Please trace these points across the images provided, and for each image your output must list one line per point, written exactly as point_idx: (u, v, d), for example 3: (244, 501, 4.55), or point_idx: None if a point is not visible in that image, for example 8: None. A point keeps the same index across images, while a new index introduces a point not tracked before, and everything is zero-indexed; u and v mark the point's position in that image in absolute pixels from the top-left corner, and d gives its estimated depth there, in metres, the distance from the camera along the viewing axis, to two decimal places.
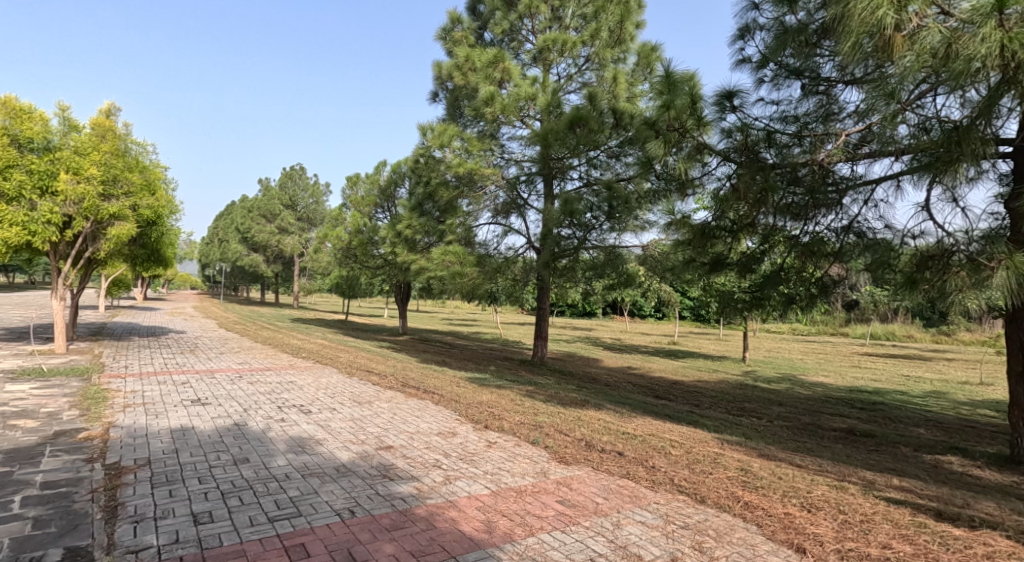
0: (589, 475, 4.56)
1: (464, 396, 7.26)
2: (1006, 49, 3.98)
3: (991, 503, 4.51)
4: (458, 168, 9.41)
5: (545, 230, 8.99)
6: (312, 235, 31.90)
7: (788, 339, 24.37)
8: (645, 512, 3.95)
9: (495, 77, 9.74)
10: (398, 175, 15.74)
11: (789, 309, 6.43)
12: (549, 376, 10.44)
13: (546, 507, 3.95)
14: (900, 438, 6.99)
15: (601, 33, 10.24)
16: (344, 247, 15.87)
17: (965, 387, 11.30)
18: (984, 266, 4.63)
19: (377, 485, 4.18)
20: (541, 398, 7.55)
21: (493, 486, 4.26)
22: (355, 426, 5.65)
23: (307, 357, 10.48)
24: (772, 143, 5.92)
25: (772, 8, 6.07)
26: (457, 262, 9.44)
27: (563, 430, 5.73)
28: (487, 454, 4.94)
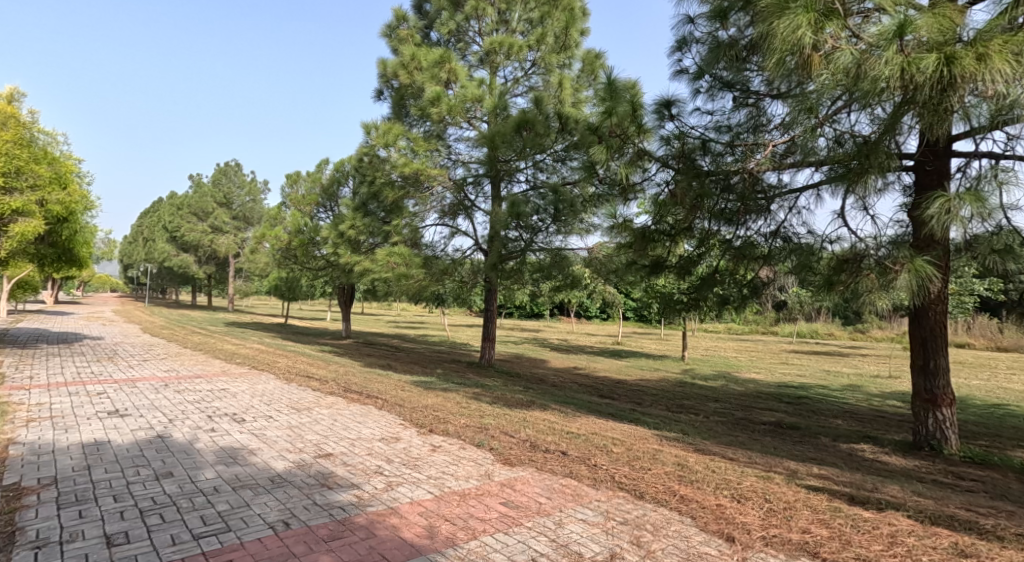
0: (533, 476, 4.75)
1: (409, 400, 7.35)
2: (906, 72, 4.25)
3: (895, 486, 4.94)
4: (404, 168, 9.40)
5: (492, 232, 9.15)
6: (249, 235, 31.20)
7: (723, 337, 25.50)
8: (586, 510, 4.17)
9: (441, 77, 9.85)
10: (341, 174, 15.66)
11: (724, 309, 6.86)
12: (497, 378, 10.63)
13: (490, 509, 4.12)
14: (822, 429, 7.47)
15: (547, 39, 10.58)
16: (285, 248, 15.60)
17: (882, 380, 12.15)
18: (890, 268, 5.06)
19: (315, 495, 4.26)
20: (488, 400, 7.73)
21: (437, 490, 4.41)
22: (293, 434, 5.69)
23: (242, 363, 10.31)
24: (706, 151, 6.26)
25: (705, 23, 6.44)
26: (402, 264, 9.42)
27: (508, 432, 5.92)
28: (431, 458, 5.08)
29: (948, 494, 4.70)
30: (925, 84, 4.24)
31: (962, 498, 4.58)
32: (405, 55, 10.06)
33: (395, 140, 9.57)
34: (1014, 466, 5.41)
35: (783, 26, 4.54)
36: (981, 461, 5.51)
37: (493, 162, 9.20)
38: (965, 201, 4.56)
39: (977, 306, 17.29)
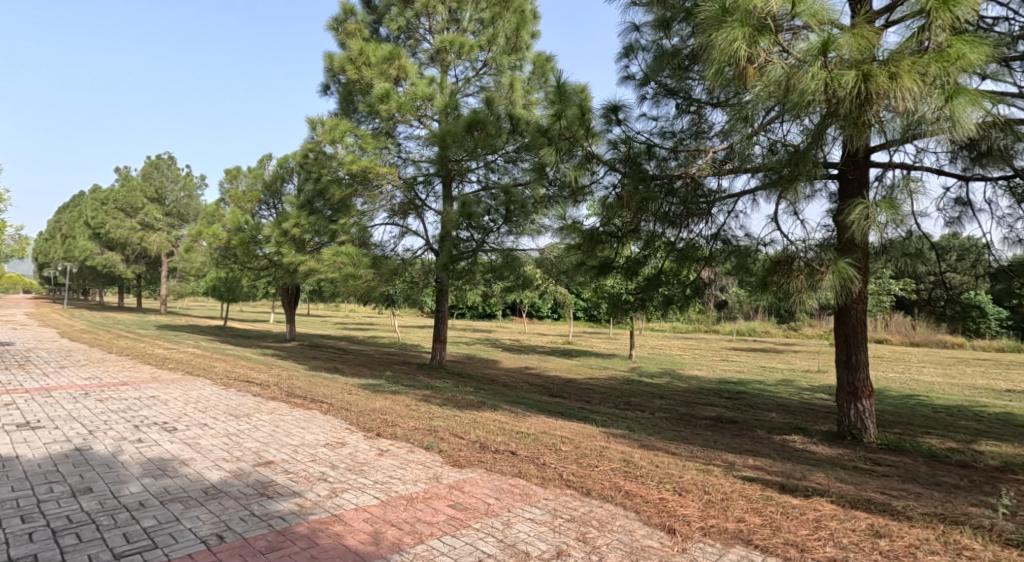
0: (481, 477, 4.86)
1: (356, 403, 7.42)
2: (829, 86, 4.44)
3: (820, 474, 5.29)
4: (352, 165, 9.33)
5: (443, 233, 9.23)
6: (183, 232, 30.29)
7: (667, 335, 26.36)
8: (534, 509, 4.25)
9: (390, 73, 9.87)
10: (285, 170, 15.46)
11: (668, 309, 7.14)
12: (448, 379, 10.70)
13: (437, 512, 4.18)
14: (757, 423, 7.87)
15: (498, 39, 10.76)
16: (224, 247, 15.16)
17: (812, 374, 12.87)
18: (817, 270, 5.42)
19: (252, 506, 4.25)
20: (437, 402, 7.86)
21: (383, 495, 4.46)
22: (230, 443, 5.66)
23: (175, 369, 10.06)
24: (652, 156, 6.51)
25: (650, 32, 6.75)
26: (350, 264, 9.42)
27: (458, 433, 6.05)
28: (378, 463, 5.15)
29: (866, 479, 5.06)
30: (846, 98, 4.41)
31: (878, 482, 4.93)
32: (353, 50, 9.98)
33: (342, 137, 9.58)
34: (924, 452, 5.88)
35: (720, 39, 4.69)
36: (896, 448, 5.98)
37: (445, 161, 9.30)
38: (882, 208, 4.94)
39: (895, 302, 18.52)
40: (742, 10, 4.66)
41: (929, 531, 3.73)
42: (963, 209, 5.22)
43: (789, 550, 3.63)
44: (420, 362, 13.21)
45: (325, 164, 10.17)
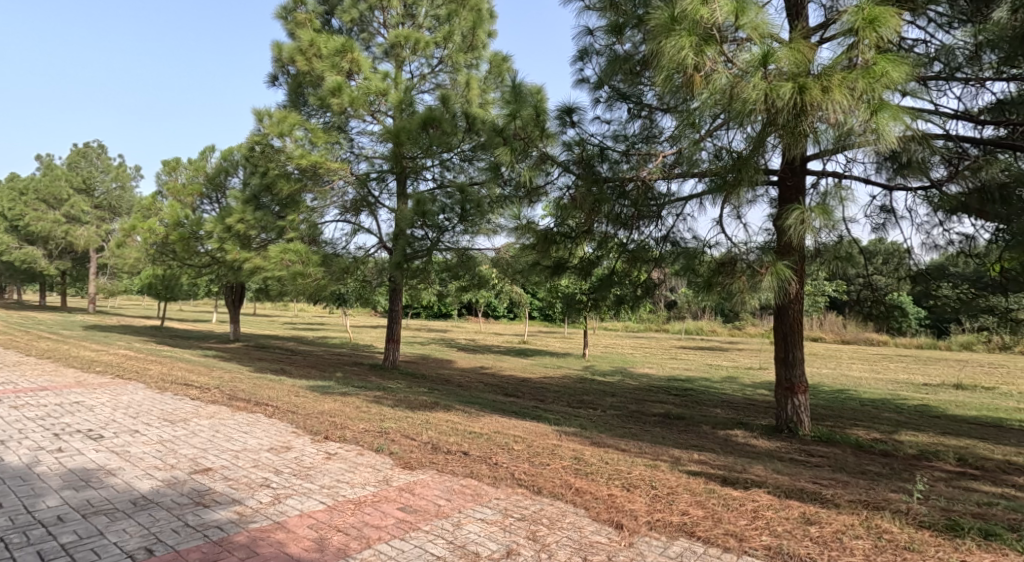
0: (433, 478, 4.72)
1: (304, 406, 7.33)
2: (770, 96, 4.64)
3: (759, 466, 5.49)
4: (301, 159, 9.23)
5: (397, 230, 9.14)
6: (115, 226, 29.17)
7: (620, 334, 26.89)
8: (485, 509, 4.11)
9: (342, 66, 9.81)
10: (229, 164, 15.14)
11: (620, 309, 7.36)
12: (401, 380, 10.75)
13: (386, 516, 4.00)
14: (704, 418, 8.15)
15: (454, 37, 10.82)
16: (162, 242, 14.66)
17: (755, 371, 13.39)
18: (758, 271, 5.66)
19: (187, 516, 3.97)
20: (389, 404, 7.84)
21: (330, 500, 4.26)
22: (164, 450, 5.40)
23: (102, 373, 9.66)
24: (604, 158, 6.69)
25: (604, 37, 6.95)
26: (298, 262, 9.31)
27: (409, 435, 6.01)
28: (325, 467, 4.99)
29: (800, 470, 5.33)
30: (784, 108, 4.61)
31: (811, 473, 5.21)
32: (303, 41, 9.92)
33: (291, 130, 9.43)
34: (852, 442, 6.25)
35: (669, 47, 4.85)
36: (827, 439, 6.35)
37: (399, 159, 9.30)
38: (815, 214, 5.24)
39: (829, 301, 19.49)
40: (688, 20, 4.84)
41: (853, 517, 3.75)
42: (887, 216, 5.58)
43: (728, 540, 3.55)
44: (372, 363, 13.15)
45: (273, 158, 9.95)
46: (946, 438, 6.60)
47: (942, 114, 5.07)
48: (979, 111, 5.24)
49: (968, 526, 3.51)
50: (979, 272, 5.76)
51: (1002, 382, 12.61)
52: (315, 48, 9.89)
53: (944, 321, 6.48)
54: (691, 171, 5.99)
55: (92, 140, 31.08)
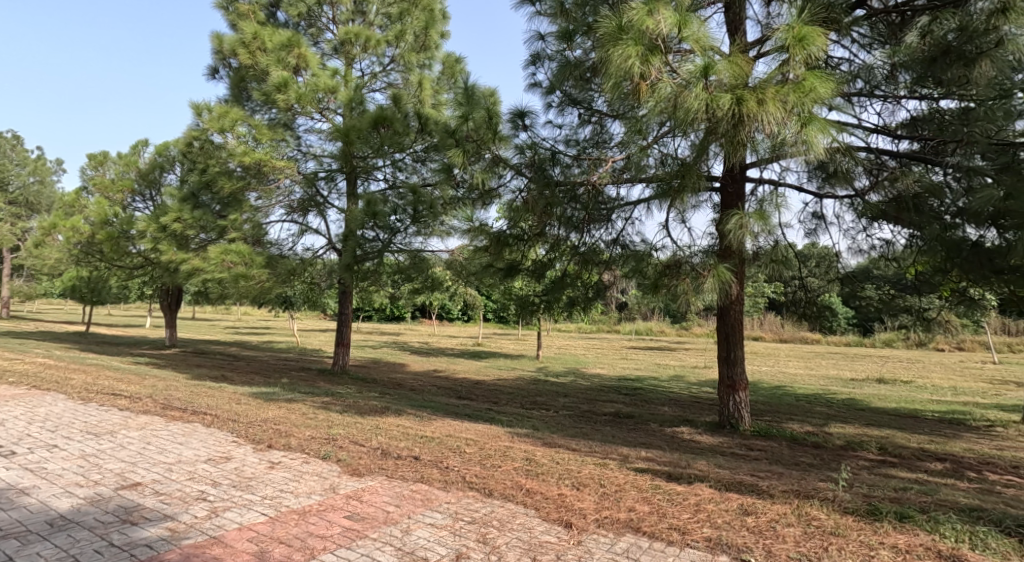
0: (382, 484, 4.76)
1: (247, 414, 7.23)
2: (711, 106, 4.84)
3: (703, 461, 5.71)
4: (244, 157, 9.06)
5: (347, 232, 9.06)
6: (33, 224, 27.74)
7: (574, 336, 27.27)
8: (435, 513, 4.17)
9: (289, 62, 9.57)
10: (165, 160, 14.71)
11: (573, 310, 7.54)
12: (351, 384, 10.70)
13: (332, 524, 4.00)
14: (652, 417, 8.43)
15: (406, 36, 10.83)
16: (88, 241, 13.88)
17: (700, 370, 13.87)
18: (701, 274, 5.89)
19: (112, 536, 3.86)
20: (337, 409, 7.81)
21: (272, 511, 4.22)
22: (87, 465, 5.22)
23: (20, 384, 9.23)
24: (556, 162, 6.79)
25: (555, 42, 7.12)
26: (241, 263, 9.13)
27: (358, 441, 6.00)
28: (268, 477, 4.93)
29: (740, 464, 5.59)
30: (723, 118, 4.85)
31: (750, 466, 5.47)
32: (247, 34, 9.74)
33: (233, 126, 9.26)
34: (787, 436, 6.59)
35: (616, 55, 4.98)
36: (765, 434, 6.67)
37: (349, 158, 9.26)
38: (753, 219, 5.52)
39: (766, 300, 20.41)
40: (635, 30, 4.98)
41: (786, 506, 3.98)
42: (818, 222, 5.91)
43: (671, 533, 3.72)
44: (321, 368, 13.03)
45: (214, 155, 9.73)
46: (870, 429, 7.04)
47: (865, 128, 5.43)
48: (897, 126, 5.62)
49: (886, 510, 3.78)
50: (899, 275, 6.17)
51: (920, 375, 13.51)
52: (260, 42, 9.73)
53: (869, 321, 6.91)
54: (638, 176, 6.18)
55: (7, 131, 29.51)
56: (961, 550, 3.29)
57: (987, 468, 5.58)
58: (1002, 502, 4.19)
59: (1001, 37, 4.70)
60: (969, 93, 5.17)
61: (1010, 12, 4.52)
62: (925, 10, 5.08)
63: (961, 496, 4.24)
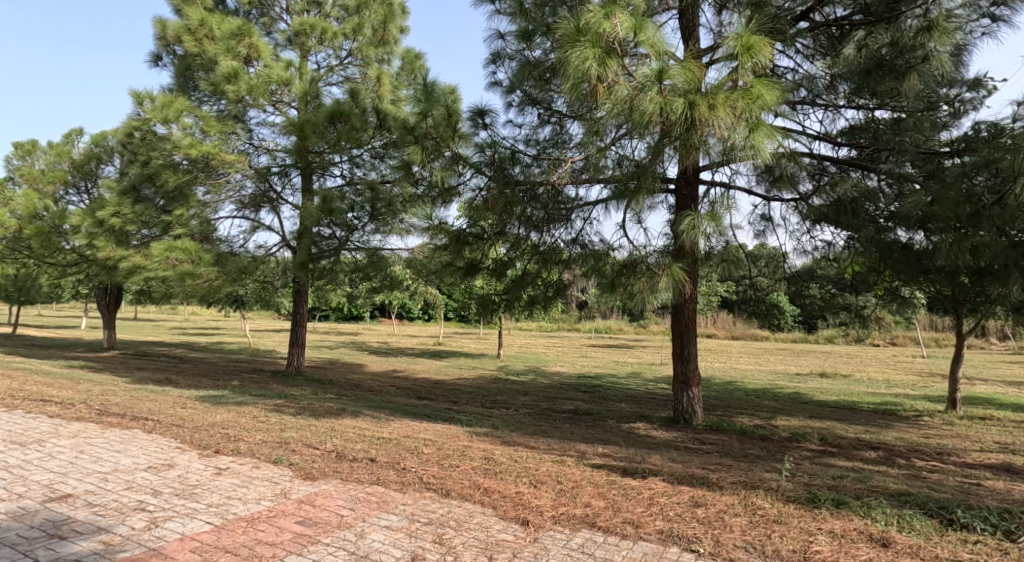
0: (336, 488, 4.73)
1: (193, 419, 7.07)
2: (666, 110, 4.98)
3: (657, 456, 5.88)
4: (191, 149, 8.73)
5: (302, 228, 8.92)
6: None
7: (534, 334, 27.49)
8: (391, 516, 4.18)
9: (239, 51, 9.34)
10: (103, 150, 14.32)
11: (533, 309, 7.63)
12: (306, 386, 10.58)
13: (283, 531, 3.94)
14: (610, 413, 8.62)
15: (364, 30, 10.76)
16: (14, 236, 12.80)
17: (656, 367, 14.20)
18: (656, 273, 6.05)
19: (38, 552, 3.66)
20: (291, 412, 7.73)
21: (218, 520, 4.11)
22: (13, 477, 4.99)
23: None
24: (516, 161, 6.87)
25: (514, 41, 7.21)
26: (187, 260, 8.81)
27: (312, 445, 5.95)
28: (214, 483, 4.80)
29: (692, 458, 5.78)
30: (676, 121, 5.00)
31: (701, 459, 5.67)
32: (192, 21, 9.51)
33: (178, 117, 8.94)
34: (737, 429, 6.82)
35: (574, 57, 5.08)
36: (717, 428, 6.90)
37: (303, 152, 9.17)
38: (705, 219, 5.70)
39: (718, 299, 20.98)
40: (592, 32, 5.09)
41: (734, 497, 4.16)
42: (767, 224, 6.15)
43: (626, 527, 3.83)
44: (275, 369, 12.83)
45: (155, 146, 9.34)
46: (812, 421, 7.36)
47: (808, 134, 5.67)
48: (837, 133, 5.88)
49: (824, 498, 4.00)
50: (839, 275, 6.48)
51: (857, 370, 14.18)
52: (207, 29, 9.54)
53: (813, 319, 7.23)
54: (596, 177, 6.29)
55: None
56: (889, 532, 3.50)
57: (917, 455, 5.92)
58: (926, 487, 4.48)
59: (928, 54, 5.06)
60: (900, 104, 5.49)
61: (933, 30, 4.95)
62: (861, 25, 5.36)
63: (892, 483, 4.51)
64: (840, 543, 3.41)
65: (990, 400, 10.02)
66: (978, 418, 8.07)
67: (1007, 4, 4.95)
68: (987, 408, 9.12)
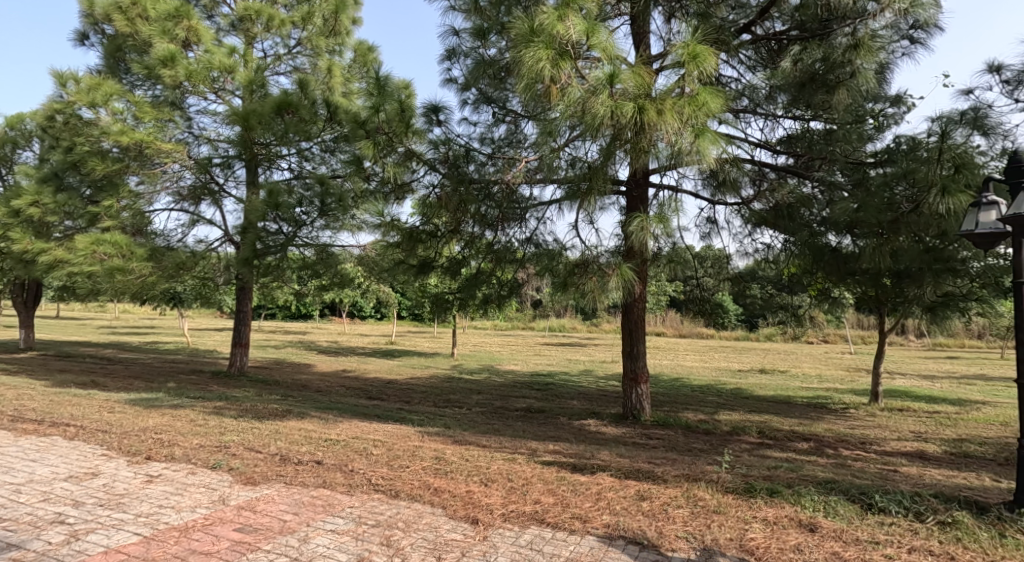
0: (279, 492, 4.70)
1: (122, 424, 6.87)
2: (617, 113, 5.11)
3: (606, 451, 6.04)
4: (122, 136, 8.37)
5: (246, 223, 8.62)
6: None
7: (489, 333, 27.53)
8: (337, 519, 4.19)
9: (176, 33, 9.08)
10: (19, 134, 13.58)
11: (487, 307, 7.69)
12: (249, 387, 10.37)
13: (220, 539, 3.89)
14: (561, 410, 8.77)
15: (314, 19, 10.59)
16: None
17: (607, 364, 14.48)
18: (606, 273, 6.19)
19: None
20: (232, 415, 7.60)
21: (147, 530, 4.02)
22: None
23: None
24: (470, 159, 6.94)
25: (470, 39, 7.25)
26: (116, 256, 8.32)
27: (253, 448, 5.87)
28: (144, 492, 4.70)
29: (640, 452, 5.96)
30: (626, 125, 5.14)
31: (648, 454, 5.86)
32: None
33: (106, 101, 8.62)
34: (683, 425, 7.05)
35: (528, 57, 5.16)
36: (664, 423, 7.13)
37: (247, 143, 8.92)
38: (654, 221, 5.88)
39: (667, 297, 21.49)
40: (546, 34, 5.18)
41: (677, 489, 4.34)
42: (712, 226, 6.39)
43: (574, 522, 3.95)
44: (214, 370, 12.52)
45: (81, 131, 8.93)
46: (751, 415, 7.67)
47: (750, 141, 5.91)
48: (776, 142, 6.15)
49: (759, 487, 4.22)
50: (778, 276, 6.79)
51: (792, 365, 14.80)
52: (140, 9, 9.23)
53: (753, 318, 7.56)
54: (550, 178, 6.41)
55: None
56: (817, 517, 3.73)
57: (844, 445, 6.27)
58: (852, 474, 4.76)
59: (856, 70, 5.38)
60: (832, 116, 5.79)
61: (860, 48, 5.27)
62: (796, 41, 5.66)
63: (822, 471, 4.78)
64: (772, 530, 3.61)
65: (910, 392, 10.66)
66: (897, 409, 8.58)
67: (926, 29, 5.28)
68: (907, 400, 9.70)
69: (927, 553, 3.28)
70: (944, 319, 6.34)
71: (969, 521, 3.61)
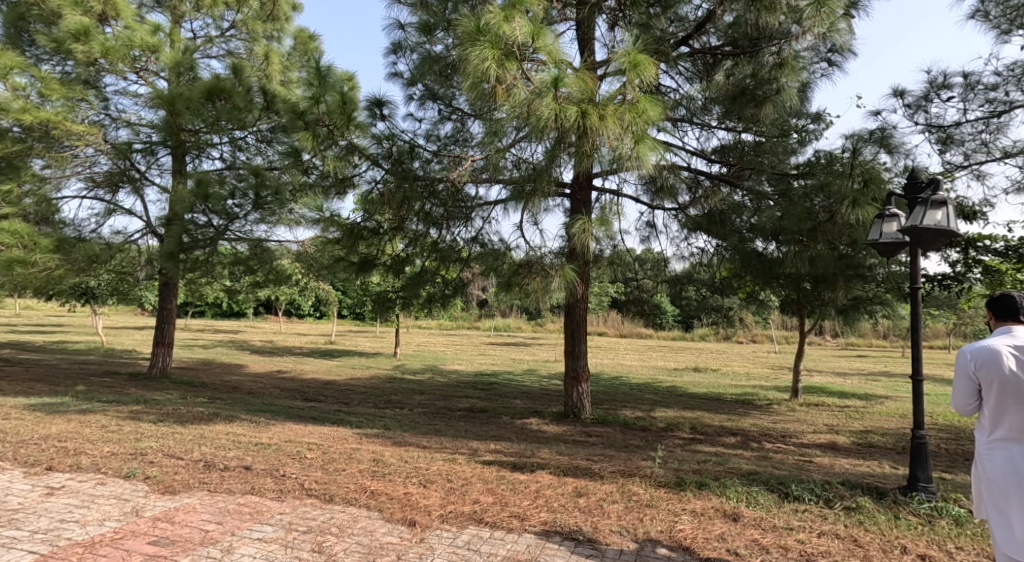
0: (202, 501, 4.59)
1: (24, 432, 6.53)
2: (561, 116, 5.21)
3: (546, 450, 6.15)
4: (24, 114, 7.71)
5: (171, 215, 8.24)
6: None
7: (434, 333, 27.35)
8: (265, 526, 4.14)
9: (95, 10, 8.74)
10: None
11: (431, 307, 7.69)
12: (174, 390, 10.00)
13: (133, 553, 3.77)
14: (504, 410, 8.84)
15: (250, 3, 10.30)
16: None
17: (548, 364, 14.65)
18: (549, 274, 6.30)
19: None
20: (150, 420, 7.33)
21: (48, 547, 3.84)
22: None
23: None
24: (415, 156, 6.92)
25: (416, 34, 7.23)
26: (12, 244, 7.65)
27: (172, 455, 5.70)
28: (45, 506, 4.50)
29: (578, 450, 6.11)
30: (569, 128, 5.26)
31: (586, 451, 6.01)
32: None
33: (6, 75, 7.90)
34: (620, 422, 7.25)
35: (473, 56, 5.20)
36: (602, 421, 7.31)
37: (173, 130, 8.48)
38: (595, 224, 6.03)
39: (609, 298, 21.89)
40: (492, 33, 5.24)
41: (613, 485, 4.48)
42: (651, 230, 6.59)
43: (512, 521, 4.03)
44: (133, 372, 12.00)
45: None
46: (684, 412, 7.95)
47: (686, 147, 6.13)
48: (711, 150, 6.41)
49: (689, 481, 4.40)
50: (712, 279, 7.07)
51: (725, 364, 15.34)
52: None
53: (689, 319, 7.84)
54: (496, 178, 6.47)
55: None
56: (740, 507, 3.93)
57: (767, 439, 6.59)
58: (774, 467, 5.03)
59: (780, 87, 5.73)
60: (762, 128, 6.09)
61: (784, 67, 5.63)
62: (730, 55, 5.96)
63: (746, 464, 5.03)
64: (699, 521, 3.78)
65: (828, 388, 11.25)
66: (815, 404, 9.05)
67: (841, 53, 5.70)
68: (824, 396, 10.24)
69: (833, 537, 3.51)
70: (855, 321, 6.80)
71: (870, 506, 3.89)
